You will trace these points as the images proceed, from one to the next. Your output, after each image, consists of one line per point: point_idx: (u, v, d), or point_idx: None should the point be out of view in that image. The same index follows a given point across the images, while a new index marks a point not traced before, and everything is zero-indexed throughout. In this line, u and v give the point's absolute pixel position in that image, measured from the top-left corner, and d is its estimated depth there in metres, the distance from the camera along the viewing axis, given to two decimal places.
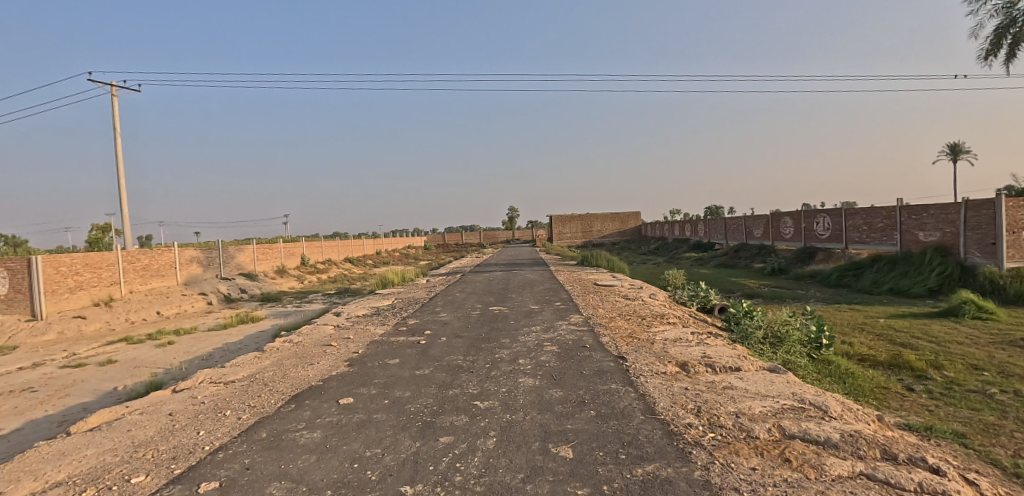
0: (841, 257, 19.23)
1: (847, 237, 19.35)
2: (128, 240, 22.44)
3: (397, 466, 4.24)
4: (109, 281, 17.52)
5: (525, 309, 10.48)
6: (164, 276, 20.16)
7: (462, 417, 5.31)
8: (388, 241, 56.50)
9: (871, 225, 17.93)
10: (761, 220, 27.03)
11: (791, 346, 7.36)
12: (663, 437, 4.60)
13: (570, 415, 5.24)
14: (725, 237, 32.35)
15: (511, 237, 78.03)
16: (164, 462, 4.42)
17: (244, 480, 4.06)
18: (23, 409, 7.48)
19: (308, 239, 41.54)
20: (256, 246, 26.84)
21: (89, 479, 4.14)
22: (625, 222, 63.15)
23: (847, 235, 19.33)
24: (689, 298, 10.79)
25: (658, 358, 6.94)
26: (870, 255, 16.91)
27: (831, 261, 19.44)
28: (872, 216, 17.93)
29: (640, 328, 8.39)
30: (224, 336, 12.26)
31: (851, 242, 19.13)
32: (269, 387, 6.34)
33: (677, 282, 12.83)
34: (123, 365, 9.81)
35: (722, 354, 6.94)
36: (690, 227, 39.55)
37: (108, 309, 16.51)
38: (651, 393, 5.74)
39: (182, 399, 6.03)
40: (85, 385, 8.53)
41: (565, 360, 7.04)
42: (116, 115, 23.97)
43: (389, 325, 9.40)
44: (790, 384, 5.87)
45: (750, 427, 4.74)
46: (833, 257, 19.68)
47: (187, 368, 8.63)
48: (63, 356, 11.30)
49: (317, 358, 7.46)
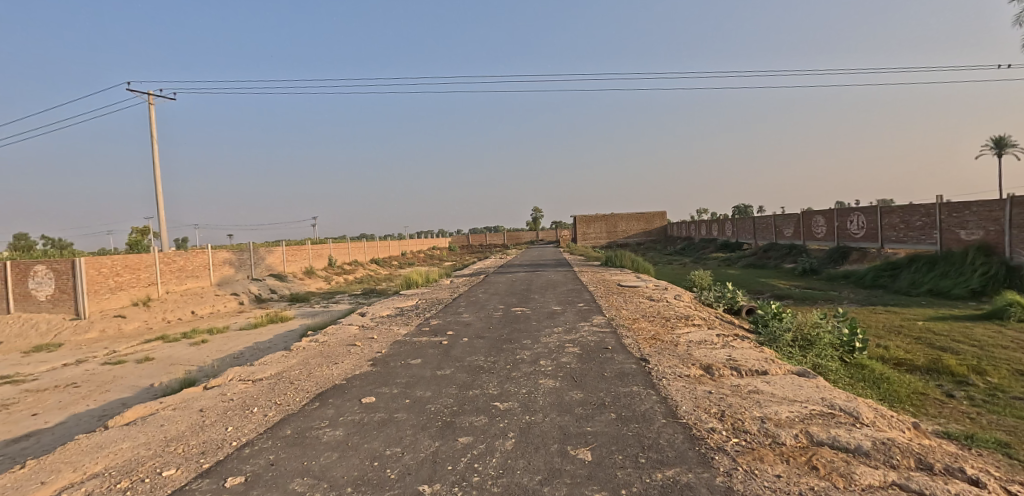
0: (876, 257, 18.41)
1: (883, 236, 18.53)
2: (165, 243, 23.35)
3: (417, 466, 4.29)
4: (147, 281, 18.31)
5: (548, 310, 10.42)
6: (199, 277, 20.94)
7: (482, 417, 5.34)
8: (413, 243, 57.16)
9: (908, 224, 17.15)
10: (792, 219, 26.10)
11: (822, 349, 7.04)
12: (684, 442, 4.51)
13: (590, 418, 5.20)
14: (754, 236, 31.39)
15: (535, 238, 78.05)
16: (193, 457, 4.60)
17: (268, 476, 4.18)
18: (67, 404, 7.91)
19: (336, 241, 42.63)
20: (285, 248, 27.61)
21: (123, 472, 4.35)
22: (651, 222, 62.26)
23: (883, 234, 18.51)
24: (715, 300, 10.53)
25: (681, 360, 6.80)
26: (908, 255, 16.17)
27: (866, 261, 18.63)
28: (909, 215, 17.15)
29: (665, 330, 8.22)
30: (253, 336, 12.64)
31: (887, 242, 18.30)
32: (295, 385, 6.50)
33: (703, 283, 12.48)
34: (159, 362, 10.25)
35: (748, 357, 6.73)
36: (718, 226, 38.63)
37: (146, 309, 17.29)
38: (673, 396, 5.63)
39: (213, 396, 6.25)
40: (124, 381, 8.95)
41: (587, 362, 6.98)
42: (152, 122, 24.96)
43: (412, 326, 9.53)
44: (820, 389, 5.66)
45: (776, 433, 4.59)
46: (868, 256, 18.88)
47: (215, 367, 8.90)
48: (104, 354, 11.89)
49: (341, 358, 7.61)
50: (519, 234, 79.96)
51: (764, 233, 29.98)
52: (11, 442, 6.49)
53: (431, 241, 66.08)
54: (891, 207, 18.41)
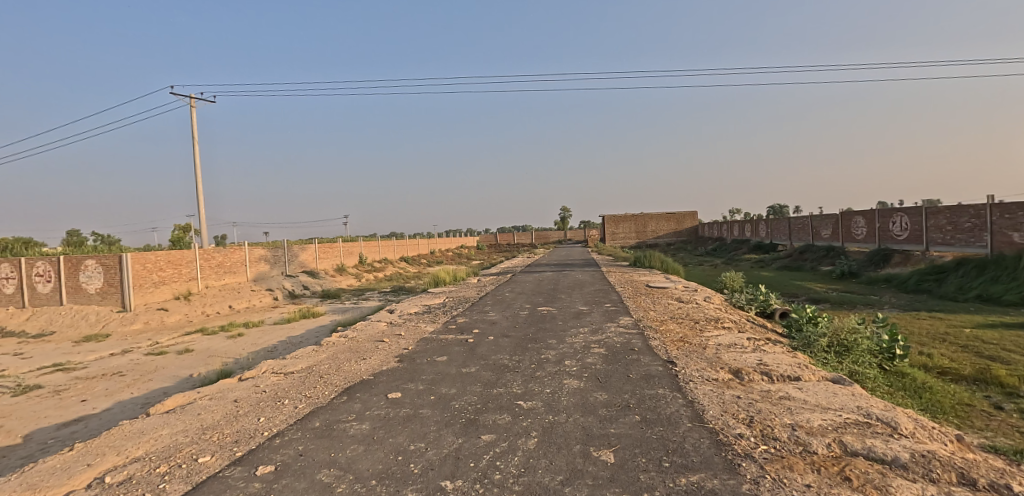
0: (920, 259, 17.49)
1: (928, 238, 17.62)
2: (205, 240, 24.33)
3: (440, 461, 4.35)
4: (188, 276, 19.15)
5: (574, 310, 10.36)
6: (236, 272, 21.76)
7: (505, 416, 5.36)
8: (443, 242, 57.77)
9: (956, 225, 16.26)
10: (830, 219, 25.13)
11: (859, 355, 6.76)
12: (710, 447, 4.41)
13: (613, 419, 5.14)
14: (790, 237, 30.37)
15: (564, 238, 77.75)
16: (227, 445, 4.79)
17: (297, 466, 4.31)
18: (113, 391, 8.37)
19: (367, 239, 43.53)
20: (317, 246, 28.38)
21: (163, 457, 4.57)
22: (683, 222, 61.09)
23: (929, 236, 17.61)
24: (747, 302, 10.24)
25: (710, 364, 6.65)
26: (955, 258, 15.33)
27: (909, 264, 17.62)
28: (957, 216, 16.26)
29: (693, 333, 8.05)
30: (285, 330, 13.06)
31: (933, 244, 17.40)
32: (324, 379, 6.68)
33: (734, 285, 12.17)
34: (198, 354, 10.70)
35: (780, 362, 6.53)
36: (752, 226, 37.53)
37: (188, 303, 18.08)
38: (700, 400, 5.52)
39: (247, 387, 6.48)
40: (165, 371, 9.39)
41: (612, 363, 6.91)
42: (193, 124, 26.03)
43: (439, 323, 9.65)
44: (856, 397, 5.43)
45: (807, 441, 4.44)
46: (911, 259, 17.90)
47: (249, 360, 9.23)
48: (147, 345, 12.51)
49: (369, 353, 7.77)
50: (547, 233, 79.78)
51: (800, 234, 28.96)
52: (62, 426, 6.91)
53: (461, 240, 66.63)
54: (937, 208, 17.50)
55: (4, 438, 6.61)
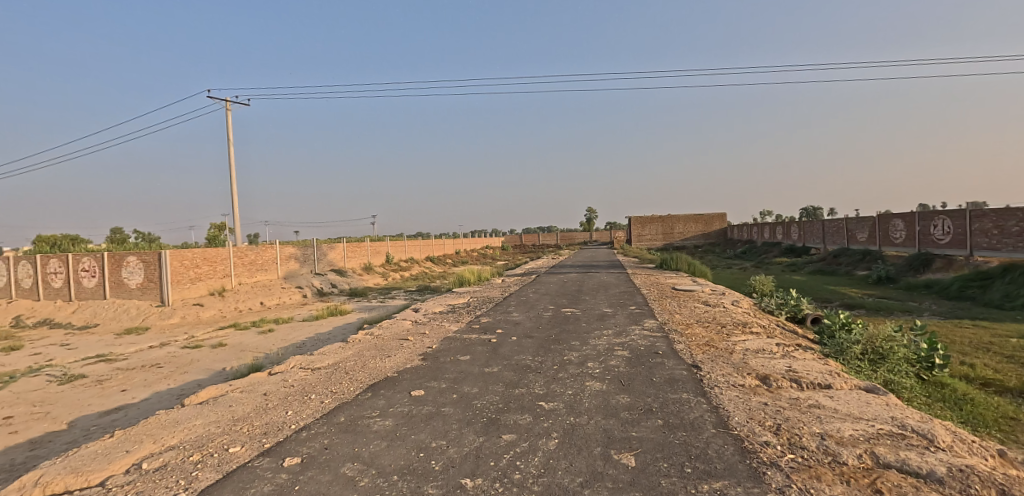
0: (963, 265, 16.69)
1: (973, 242, 16.80)
2: (239, 238, 25.10)
3: (460, 459, 4.39)
4: (223, 273, 19.83)
5: (598, 312, 10.28)
6: (268, 270, 22.44)
7: (526, 416, 5.37)
8: (468, 242, 58.13)
9: (1003, 229, 15.47)
10: (867, 222, 24.22)
11: (895, 364, 6.50)
12: (734, 454, 4.32)
13: (635, 423, 5.09)
14: (823, 240, 29.42)
15: (590, 239, 77.25)
16: (257, 436, 4.95)
17: (322, 459, 4.42)
18: (151, 382, 8.75)
19: (393, 239, 44.21)
20: (345, 245, 28.97)
21: (196, 446, 4.75)
22: (712, 224, 59.95)
23: (973, 240, 16.79)
24: (777, 307, 9.97)
25: (736, 369, 6.50)
26: (1002, 264, 14.56)
27: (951, 270, 16.87)
28: (1003, 219, 15.46)
29: (720, 337, 7.88)
30: (313, 327, 13.38)
31: (978, 249, 16.59)
32: (349, 375, 6.83)
33: (763, 289, 11.86)
34: (230, 348, 11.08)
35: (810, 369, 6.34)
36: (783, 229, 36.52)
37: (222, 299, 18.73)
38: (725, 406, 5.40)
39: (275, 381, 6.68)
40: (199, 364, 9.76)
41: (635, 366, 6.84)
42: (229, 126, 26.92)
43: (462, 323, 9.72)
44: (891, 407, 5.22)
45: (837, 451, 4.30)
46: (953, 264, 17.11)
47: (278, 355, 9.52)
48: (183, 339, 13.03)
49: (393, 351, 7.89)
50: (574, 234, 79.39)
51: (834, 237, 28.04)
52: (104, 413, 7.27)
53: (486, 240, 66.85)
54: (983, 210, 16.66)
55: (51, 424, 7.00)
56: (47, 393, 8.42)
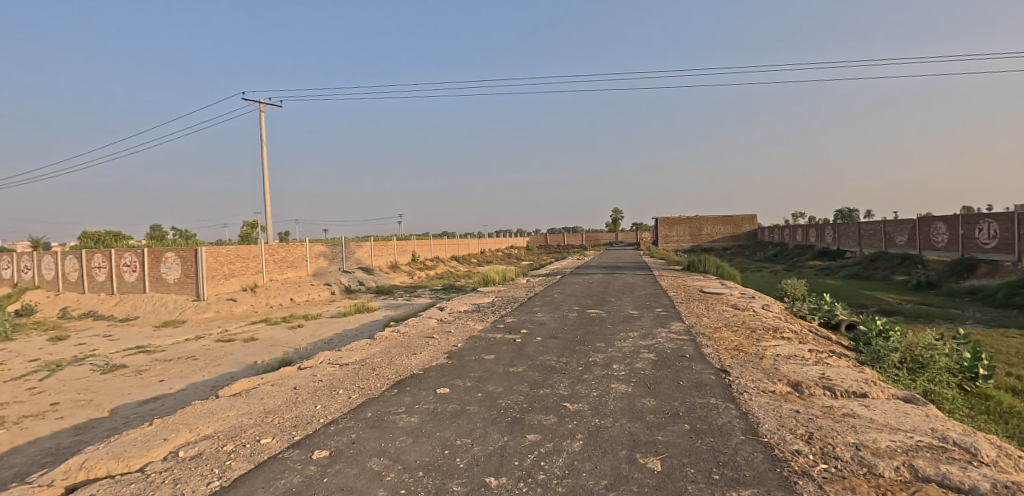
0: (1010, 271, 15.96)
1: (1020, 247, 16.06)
2: (271, 236, 25.71)
3: (485, 458, 4.40)
4: (255, 270, 20.35)
5: (624, 313, 10.19)
6: (298, 267, 22.92)
7: (551, 417, 5.35)
8: (493, 241, 58.31)
9: None
10: (906, 225, 23.41)
11: (936, 373, 6.26)
12: (764, 462, 4.22)
13: (661, 427, 5.03)
14: (859, 244, 28.54)
15: (615, 240, 76.60)
16: (287, 429, 5.06)
17: (350, 453, 4.50)
18: (187, 373, 9.04)
19: (420, 238, 44.67)
20: (373, 243, 29.39)
21: (230, 436, 4.89)
22: (741, 227, 58.77)
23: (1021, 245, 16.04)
24: (809, 312, 9.71)
25: (766, 375, 6.36)
26: None
27: (998, 276, 16.15)
28: None
29: (749, 342, 7.71)
30: (341, 323, 13.62)
31: None
32: (376, 372, 6.92)
33: (796, 292, 11.56)
34: (262, 343, 11.36)
35: (845, 376, 6.15)
36: (817, 231, 35.57)
37: (254, 295, 19.22)
38: (754, 413, 5.29)
39: (305, 376, 6.82)
40: (232, 357, 10.04)
41: (662, 369, 6.76)
42: (262, 126, 27.58)
43: (487, 322, 9.76)
44: (931, 418, 5.03)
45: (873, 463, 4.16)
46: (1000, 270, 16.38)
47: (308, 350, 9.72)
48: (217, 332, 13.43)
49: (419, 349, 7.97)
50: (599, 235, 78.84)
51: (871, 240, 27.17)
52: (143, 402, 7.54)
53: (511, 239, 66.86)
54: None
55: (94, 411, 7.29)
56: (90, 382, 8.78)
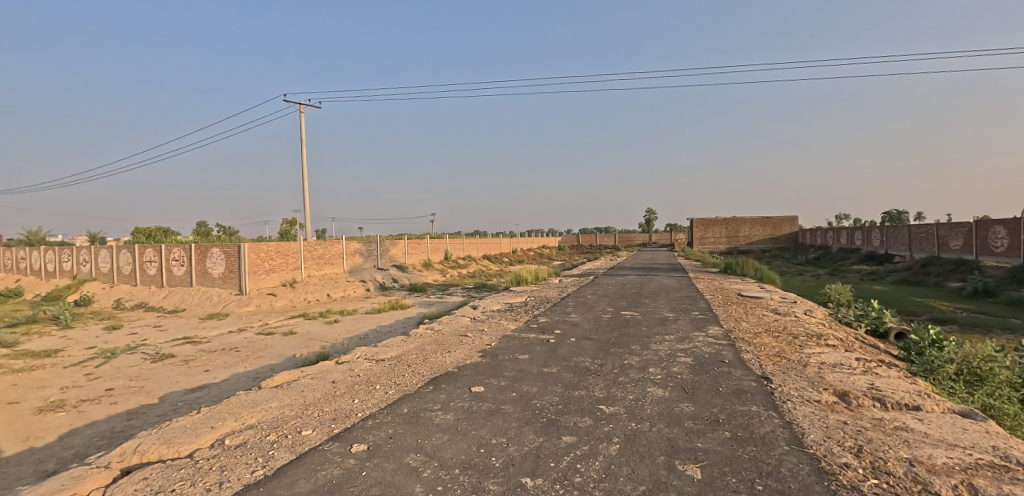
0: None
1: None
2: (309, 233, 26.28)
3: (520, 458, 4.38)
4: (293, 266, 20.86)
5: (659, 316, 10.04)
6: (334, 264, 23.38)
7: (587, 419, 5.29)
8: (524, 241, 58.33)
9: None
10: (962, 229, 22.39)
11: (995, 388, 5.96)
12: (811, 474, 4.08)
13: (701, 434, 4.91)
14: (909, 248, 27.46)
15: (646, 241, 75.66)
16: (326, 421, 5.15)
17: (387, 447, 4.54)
18: (230, 364, 9.33)
19: (453, 237, 45.01)
20: (407, 241, 29.75)
21: (272, 426, 5.00)
22: (778, 229, 57.29)
23: None
24: (855, 319, 9.38)
25: (811, 384, 6.16)
26: None
27: None
28: None
29: (791, 348, 7.49)
30: (376, 320, 13.83)
31: None
32: (412, 368, 6.99)
33: (841, 298, 11.18)
34: (300, 336, 11.64)
35: (895, 387, 5.91)
36: (863, 235, 34.36)
37: (292, 290, 19.69)
38: (798, 422, 5.13)
39: (343, 370, 6.93)
40: (273, 350, 10.32)
41: (700, 374, 6.62)
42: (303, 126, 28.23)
43: (521, 322, 9.75)
44: (991, 435, 4.78)
45: (927, 480, 3.98)
46: None
47: (345, 345, 9.90)
48: (258, 326, 13.83)
49: (454, 347, 8.02)
50: (630, 236, 78.01)
51: (923, 244, 26.09)
52: (190, 391, 7.81)
53: (542, 240, 66.80)
54: None
55: (145, 397, 7.58)
56: (142, 369, 9.14)
